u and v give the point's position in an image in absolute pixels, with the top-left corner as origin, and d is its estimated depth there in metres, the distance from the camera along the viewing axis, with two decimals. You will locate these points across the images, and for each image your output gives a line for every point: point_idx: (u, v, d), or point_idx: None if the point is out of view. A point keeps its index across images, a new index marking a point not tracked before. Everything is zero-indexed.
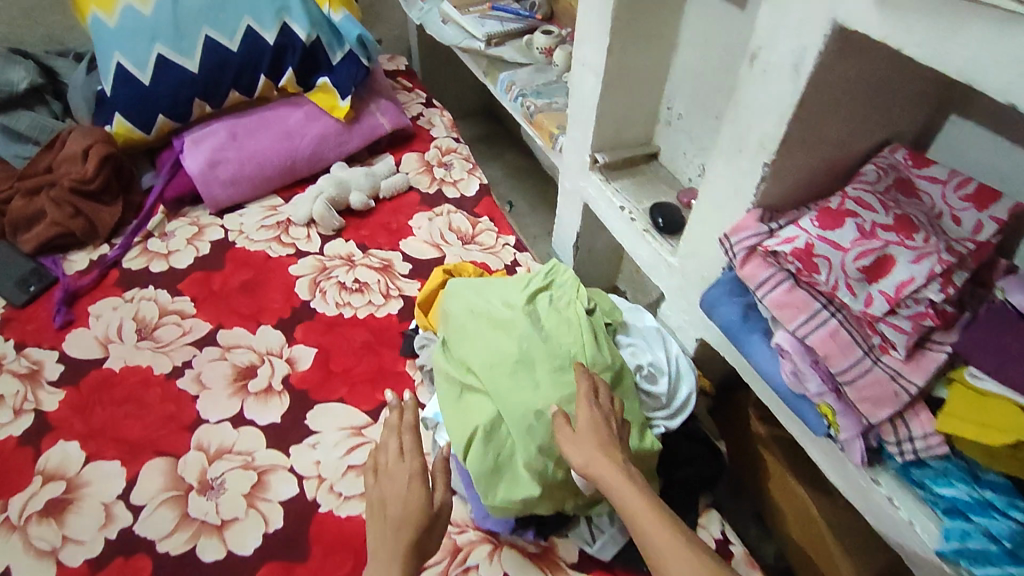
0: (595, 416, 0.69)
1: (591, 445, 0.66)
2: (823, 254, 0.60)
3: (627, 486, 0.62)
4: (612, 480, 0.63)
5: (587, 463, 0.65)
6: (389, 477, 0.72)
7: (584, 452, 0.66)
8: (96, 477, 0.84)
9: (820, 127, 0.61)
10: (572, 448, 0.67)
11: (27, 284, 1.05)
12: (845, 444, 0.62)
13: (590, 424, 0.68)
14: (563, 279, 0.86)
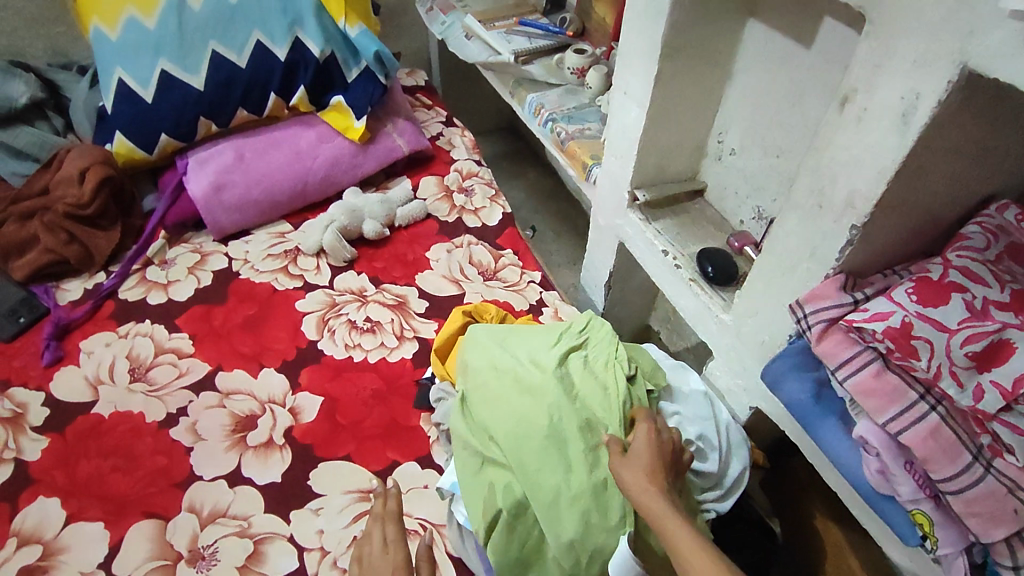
0: (653, 441, 0.63)
1: (643, 467, 0.61)
2: (924, 336, 0.50)
3: (679, 525, 0.56)
4: (666, 521, 0.57)
5: (637, 492, 0.60)
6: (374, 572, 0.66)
7: (637, 473, 0.61)
8: (76, 541, 0.74)
9: (920, 183, 0.51)
10: (627, 472, 0.61)
11: (16, 315, 0.97)
12: (942, 558, 0.53)
13: (645, 449, 0.63)
14: (600, 334, 0.77)
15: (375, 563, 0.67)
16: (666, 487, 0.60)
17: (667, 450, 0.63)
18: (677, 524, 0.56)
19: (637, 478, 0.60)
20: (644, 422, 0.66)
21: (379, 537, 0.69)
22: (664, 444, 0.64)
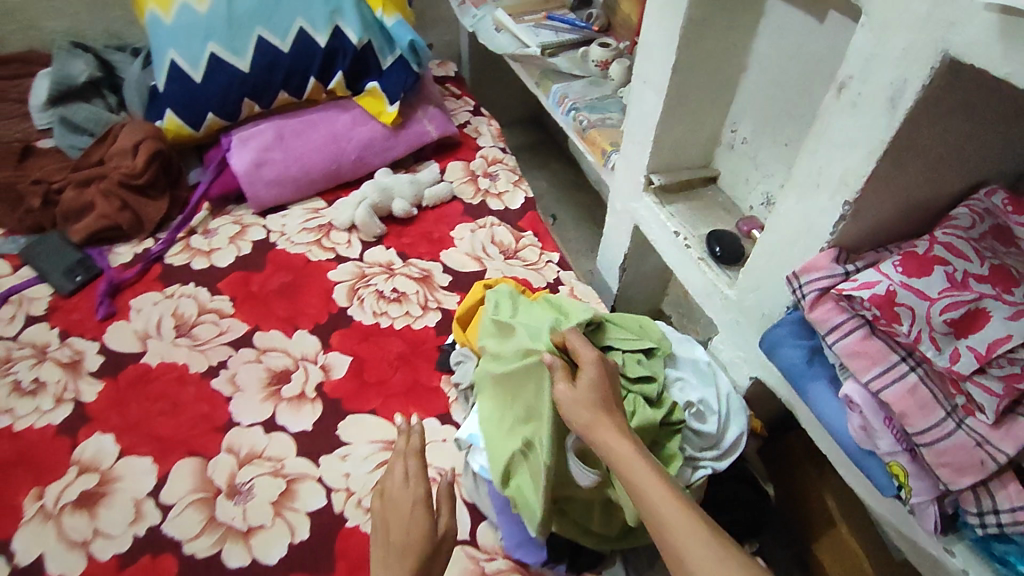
0: (599, 375, 0.68)
1: (593, 402, 0.66)
2: (906, 303, 0.55)
3: (620, 439, 0.62)
4: (606, 436, 0.63)
5: (582, 414, 0.65)
6: (397, 502, 0.71)
7: (592, 407, 0.65)
8: (128, 472, 0.82)
9: (908, 165, 0.56)
10: (569, 400, 0.67)
11: (73, 274, 1.05)
12: (916, 508, 0.58)
13: (593, 379, 0.68)
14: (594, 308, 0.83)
15: (398, 492, 0.72)
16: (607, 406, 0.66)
17: (608, 378, 0.69)
18: (633, 453, 0.61)
19: (591, 412, 0.65)
20: (589, 352, 0.71)
21: (401, 471, 0.74)
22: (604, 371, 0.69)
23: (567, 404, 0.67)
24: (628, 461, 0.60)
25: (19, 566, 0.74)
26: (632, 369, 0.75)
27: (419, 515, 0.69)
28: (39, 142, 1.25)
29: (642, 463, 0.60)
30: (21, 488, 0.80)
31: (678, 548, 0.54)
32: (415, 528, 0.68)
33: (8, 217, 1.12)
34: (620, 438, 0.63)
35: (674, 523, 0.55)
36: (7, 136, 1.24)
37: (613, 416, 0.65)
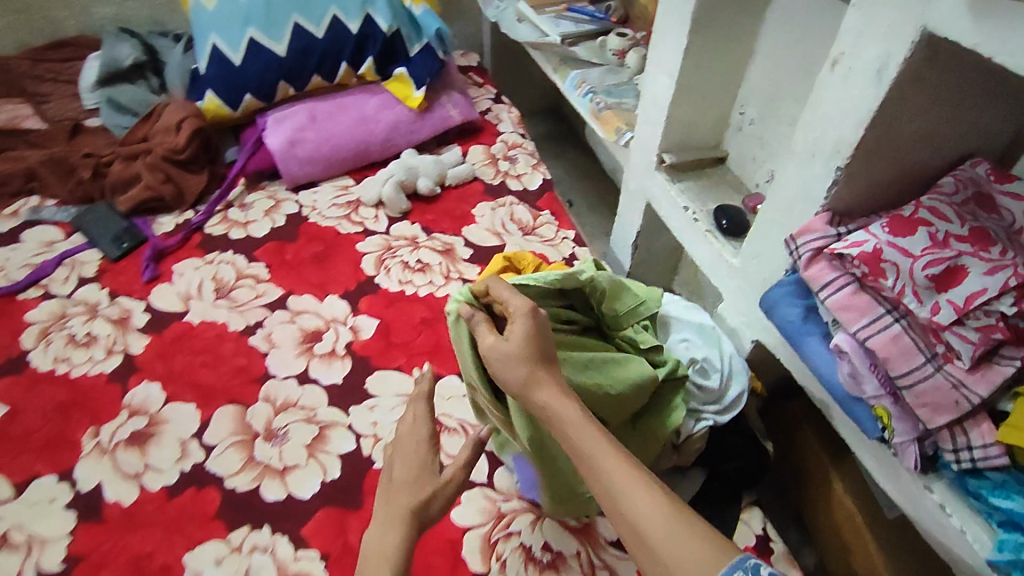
0: (528, 331, 0.66)
1: (525, 361, 0.65)
2: (891, 260, 0.61)
3: (561, 399, 0.63)
4: (546, 395, 0.63)
5: (516, 376, 0.64)
6: (407, 444, 0.76)
7: (526, 365, 0.64)
8: (175, 416, 0.90)
9: (895, 135, 0.62)
10: (502, 363, 0.66)
11: (121, 241, 1.13)
12: (898, 448, 0.63)
13: (524, 335, 0.66)
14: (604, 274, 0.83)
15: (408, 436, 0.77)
16: (543, 363, 0.65)
17: (537, 327, 0.67)
18: (575, 412, 0.61)
19: (525, 372, 0.64)
20: (519, 307, 0.68)
21: (414, 417, 0.78)
22: (535, 321, 0.67)
23: (500, 363, 0.66)
24: (565, 418, 0.61)
25: (80, 492, 0.82)
26: (642, 337, 0.80)
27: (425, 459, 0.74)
28: (87, 120, 1.34)
29: (583, 422, 0.60)
30: (81, 426, 0.89)
31: (623, 507, 0.54)
32: (420, 469, 0.73)
33: (61, 187, 1.21)
34: (559, 397, 0.63)
35: (619, 480, 0.56)
36: (58, 114, 1.33)
37: (547, 372, 0.64)
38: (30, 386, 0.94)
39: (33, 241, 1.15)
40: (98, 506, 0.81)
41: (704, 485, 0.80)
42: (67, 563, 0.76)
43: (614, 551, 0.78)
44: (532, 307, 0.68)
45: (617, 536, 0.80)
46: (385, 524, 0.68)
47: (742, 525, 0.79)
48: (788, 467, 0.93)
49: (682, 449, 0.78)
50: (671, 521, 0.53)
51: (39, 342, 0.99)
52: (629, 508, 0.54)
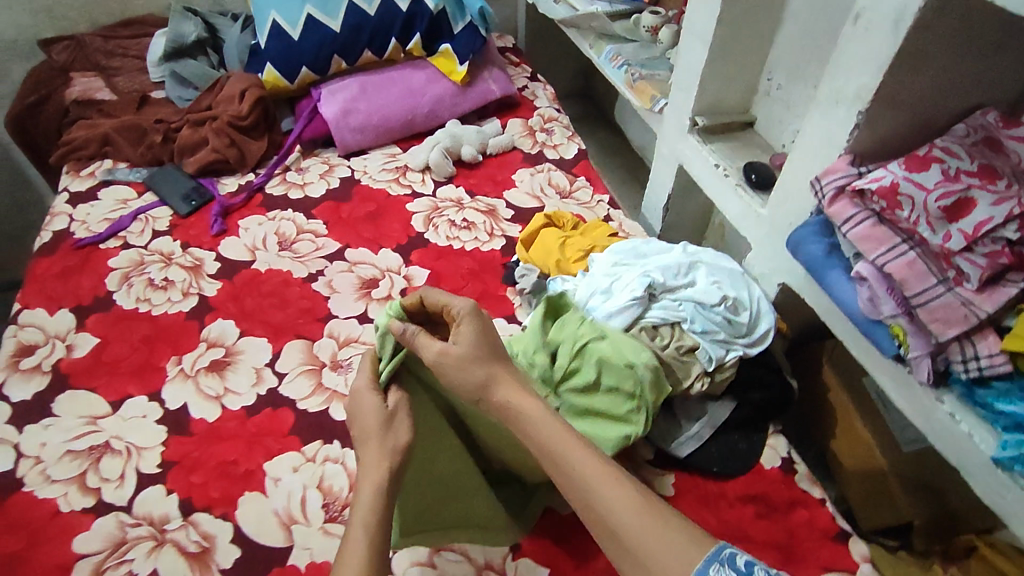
0: (478, 329, 0.75)
1: (482, 358, 0.73)
2: (907, 193, 0.68)
3: (522, 395, 0.71)
4: (508, 391, 0.71)
5: (477, 374, 0.72)
6: (375, 420, 0.73)
7: (484, 366, 0.72)
8: (248, 347, 0.99)
9: (910, 84, 0.70)
10: (459, 362, 0.72)
11: (190, 199, 1.23)
12: (913, 363, 0.71)
13: (472, 334, 0.74)
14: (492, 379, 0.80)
15: (373, 409, 0.74)
16: (500, 362, 0.74)
17: (484, 328, 0.76)
18: (538, 409, 0.69)
19: (486, 370, 0.72)
20: (465, 313, 0.76)
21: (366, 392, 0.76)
22: (480, 321, 0.76)
23: (454, 364, 0.72)
24: (529, 410, 0.69)
25: (169, 409, 0.92)
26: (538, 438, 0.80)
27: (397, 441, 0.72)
28: (153, 91, 1.44)
29: (550, 419, 0.68)
30: (164, 355, 0.99)
31: (596, 501, 0.61)
32: (386, 447, 0.71)
33: (132, 151, 1.31)
34: (520, 395, 0.71)
35: (586, 472, 0.63)
36: (127, 86, 1.43)
37: (504, 370, 0.73)
38: (116, 321, 1.04)
39: (109, 199, 1.25)
40: (186, 421, 0.90)
41: (733, 411, 0.87)
42: (162, 467, 0.86)
43: (652, 468, 0.85)
44: (476, 309, 0.77)
45: (654, 455, 0.86)
46: (357, 503, 0.67)
47: (768, 448, 0.87)
48: (816, 403, 1.01)
49: (714, 376, 0.85)
50: (641, 511, 0.60)
51: (122, 285, 1.09)
52: (599, 497, 0.61)
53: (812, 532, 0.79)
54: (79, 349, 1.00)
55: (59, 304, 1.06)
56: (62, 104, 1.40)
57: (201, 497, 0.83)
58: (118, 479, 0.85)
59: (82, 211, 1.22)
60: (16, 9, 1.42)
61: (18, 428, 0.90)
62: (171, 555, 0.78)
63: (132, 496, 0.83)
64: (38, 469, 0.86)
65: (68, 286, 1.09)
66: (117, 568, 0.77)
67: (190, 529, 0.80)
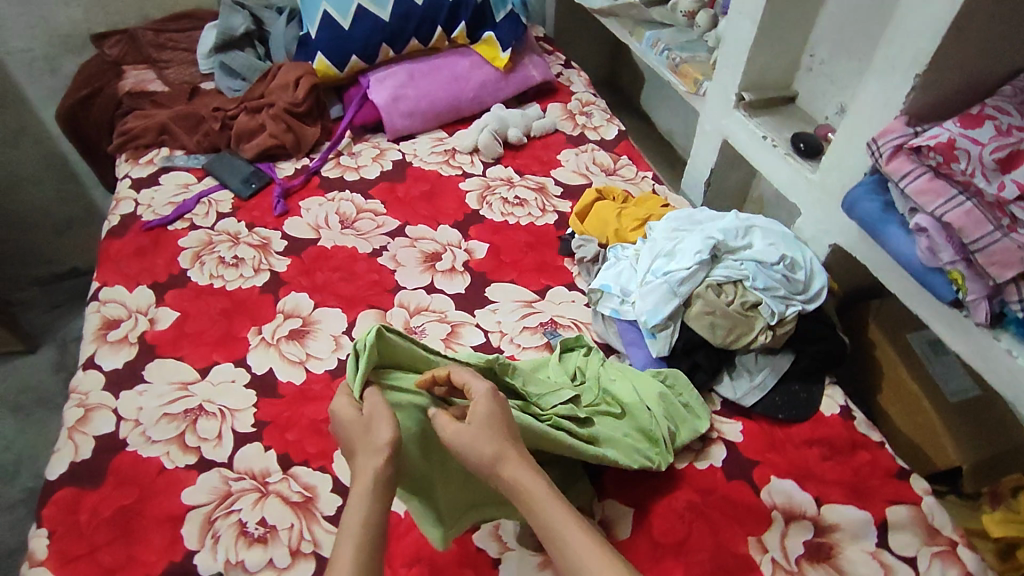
0: (494, 407, 0.70)
1: (501, 437, 0.68)
2: (962, 147, 0.74)
3: (528, 473, 0.66)
4: (515, 469, 0.66)
5: (486, 454, 0.67)
6: (370, 432, 0.70)
7: (496, 441, 0.67)
8: (324, 317, 1.05)
9: (963, 49, 0.76)
10: (470, 437, 0.68)
11: (250, 182, 1.28)
12: (970, 305, 0.77)
13: (486, 416, 0.69)
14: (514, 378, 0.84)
15: (357, 421, 0.72)
16: (515, 443, 0.69)
17: (500, 411, 0.70)
18: (544, 489, 0.64)
19: (497, 447, 0.67)
20: (480, 388, 0.72)
21: (345, 406, 0.74)
22: (497, 401, 0.71)
23: (469, 437, 0.68)
24: (534, 493, 0.64)
25: (256, 374, 0.97)
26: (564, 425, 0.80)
27: (384, 445, 0.69)
28: (203, 83, 1.48)
29: (554, 504, 0.63)
30: (244, 326, 1.04)
31: None
32: (369, 449, 0.69)
33: (188, 139, 1.35)
34: (527, 472, 0.66)
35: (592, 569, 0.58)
36: (178, 78, 1.47)
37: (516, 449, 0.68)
38: (193, 295, 1.08)
39: (171, 183, 1.29)
40: (274, 385, 0.96)
41: (792, 363, 0.93)
42: (257, 426, 0.91)
43: (719, 417, 0.91)
44: (497, 390, 0.72)
45: (720, 406, 0.92)
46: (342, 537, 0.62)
47: (827, 397, 0.92)
48: (862, 360, 1.05)
49: (776, 330, 0.90)
50: None
51: (194, 263, 1.14)
52: None
53: (874, 471, 0.85)
54: (162, 322, 1.04)
55: (137, 281, 1.11)
56: (115, 96, 1.44)
57: (299, 453, 0.88)
58: (215, 439, 0.89)
59: (146, 196, 1.26)
60: (71, 5, 1.47)
61: (115, 394, 0.95)
62: (276, 504, 0.83)
63: (232, 453, 0.88)
64: (138, 431, 0.90)
65: (143, 265, 1.14)
66: (226, 517, 0.82)
67: (291, 481, 0.85)
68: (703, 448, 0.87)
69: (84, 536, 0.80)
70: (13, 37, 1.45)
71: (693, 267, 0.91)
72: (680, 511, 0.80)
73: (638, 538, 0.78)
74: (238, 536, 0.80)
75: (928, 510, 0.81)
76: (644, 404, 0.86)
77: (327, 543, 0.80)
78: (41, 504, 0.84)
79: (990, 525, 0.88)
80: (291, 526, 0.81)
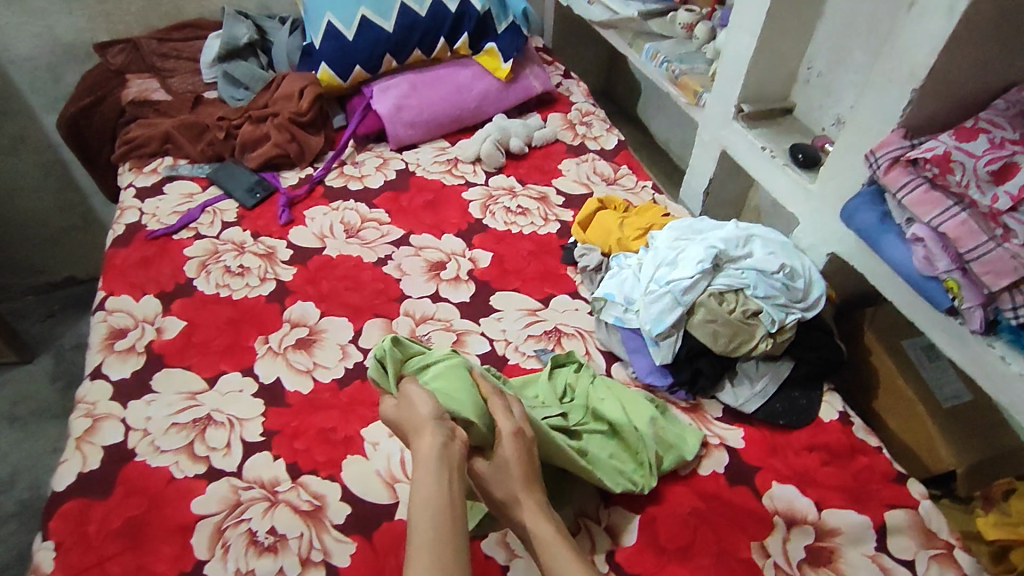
0: (518, 452, 0.76)
1: (520, 482, 0.74)
2: (959, 160, 0.76)
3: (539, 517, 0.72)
4: (526, 513, 0.72)
5: (504, 495, 0.73)
6: (414, 411, 0.77)
7: (512, 487, 0.73)
8: (331, 326, 1.06)
9: (957, 65, 0.79)
10: (495, 481, 0.74)
11: (254, 191, 1.29)
12: (965, 313, 0.79)
13: (512, 459, 0.75)
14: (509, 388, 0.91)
15: (399, 412, 0.79)
16: (530, 485, 0.74)
17: (523, 453, 0.76)
18: (553, 536, 0.70)
19: (511, 493, 0.73)
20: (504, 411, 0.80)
21: (390, 404, 0.81)
22: (520, 452, 0.76)
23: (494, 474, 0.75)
24: (542, 538, 0.70)
25: (263, 383, 0.98)
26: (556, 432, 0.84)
27: (430, 417, 0.75)
28: (206, 92, 1.49)
29: (562, 553, 0.69)
30: (251, 335, 1.05)
31: None
32: (420, 427, 0.75)
33: (192, 148, 1.36)
34: (541, 518, 0.72)
35: None
36: (181, 87, 1.48)
37: (531, 494, 0.74)
38: (200, 305, 1.09)
39: (175, 193, 1.30)
40: (282, 394, 0.97)
41: (793, 370, 0.95)
42: (265, 436, 0.92)
43: (720, 423, 0.92)
44: (518, 433, 0.77)
45: (722, 413, 0.94)
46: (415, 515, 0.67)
47: (826, 403, 0.94)
48: (858, 367, 1.07)
49: (776, 337, 0.92)
50: None
51: (200, 272, 1.15)
52: None
53: (873, 475, 0.87)
54: (168, 331, 1.05)
55: (143, 291, 1.12)
56: (119, 105, 1.46)
57: (308, 461, 0.89)
58: (224, 448, 0.90)
59: (151, 205, 1.27)
60: (74, 15, 1.48)
61: (123, 404, 0.95)
62: (286, 513, 0.84)
63: (240, 462, 0.89)
64: (147, 441, 0.91)
65: (149, 275, 1.14)
66: (236, 527, 0.82)
67: (300, 490, 0.86)
68: (705, 455, 0.88)
69: (94, 547, 0.81)
70: (16, 47, 1.46)
71: (696, 275, 0.93)
72: (684, 516, 0.82)
73: (643, 543, 0.79)
74: (249, 545, 0.81)
75: (926, 513, 0.83)
76: (633, 423, 0.87)
77: (337, 552, 0.81)
78: (49, 515, 0.84)
79: (986, 527, 0.88)
80: (301, 535, 0.82)
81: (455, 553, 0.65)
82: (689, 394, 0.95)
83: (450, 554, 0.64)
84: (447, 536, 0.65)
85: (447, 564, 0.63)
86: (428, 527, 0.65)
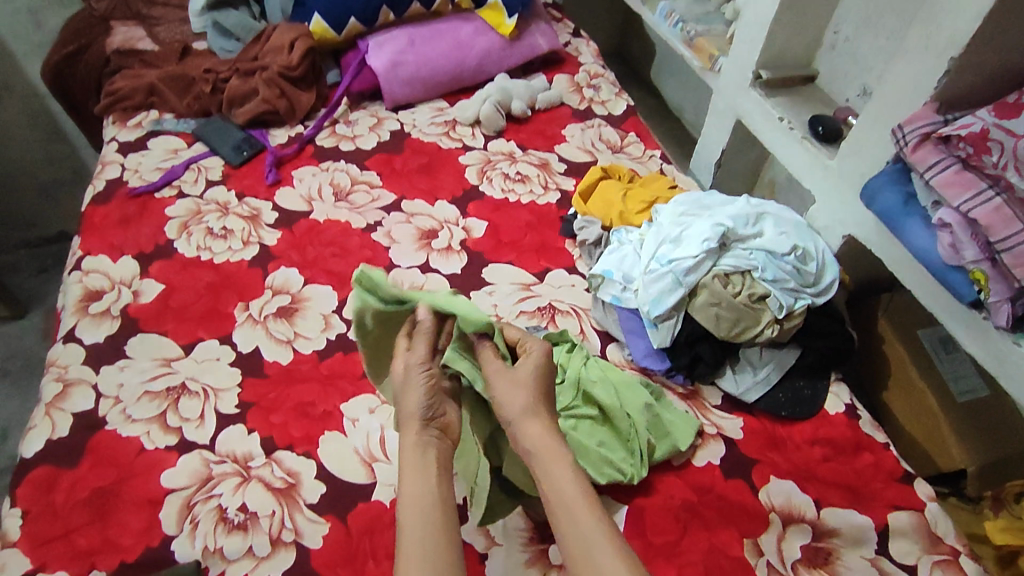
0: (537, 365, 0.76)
1: (524, 403, 0.72)
2: (997, 139, 0.68)
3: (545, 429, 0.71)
4: (532, 432, 0.70)
5: (514, 405, 0.72)
6: (402, 402, 0.72)
7: (525, 397, 0.72)
8: (314, 295, 1.01)
9: (1001, 33, 0.71)
10: (504, 386, 0.73)
11: (241, 149, 1.22)
12: (991, 308, 0.73)
13: (528, 375, 0.74)
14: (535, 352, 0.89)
15: (404, 384, 0.73)
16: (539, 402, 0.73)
17: (544, 371, 0.76)
18: (561, 455, 0.69)
19: (523, 406, 0.71)
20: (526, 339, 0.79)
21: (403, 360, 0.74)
22: (547, 363, 0.77)
23: (506, 385, 0.73)
24: (548, 456, 0.69)
25: (241, 353, 0.94)
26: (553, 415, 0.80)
27: (416, 417, 0.71)
28: (195, 43, 1.42)
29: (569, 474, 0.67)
30: (230, 301, 1.00)
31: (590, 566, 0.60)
32: (410, 423, 0.70)
33: (178, 101, 1.29)
34: (548, 436, 0.71)
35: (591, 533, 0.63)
36: (169, 37, 1.42)
37: (540, 417, 0.72)
38: (180, 268, 1.04)
39: (159, 148, 1.23)
40: (260, 364, 0.92)
41: (799, 358, 0.90)
42: (240, 408, 0.88)
43: (718, 413, 0.87)
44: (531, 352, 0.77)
45: (721, 401, 0.89)
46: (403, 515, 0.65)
47: (832, 396, 0.89)
48: (869, 355, 1.01)
49: (783, 324, 0.86)
50: None
51: (180, 233, 1.09)
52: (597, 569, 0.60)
53: (877, 474, 0.82)
54: (145, 295, 1.01)
55: (121, 251, 1.07)
56: (103, 53, 1.38)
57: (284, 437, 0.85)
58: (197, 419, 0.86)
59: (133, 160, 1.21)
60: None
61: (96, 369, 0.91)
62: (258, 491, 0.80)
63: (214, 435, 0.85)
64: (118, 409, 0.87)
65: (127, 234, 1.09)
66: (206, 502, 0.79)
67: (274, 466, 0.83)
68: (701, 445, 0.84)
69: (60, 517, 0.78)
70: None
71: (700, 255, 0.87)
72: (674, 510, 0.77)
73: (631, 534, 0.75)
74: (217, 523, 0.77)
75: (932, 516, 0.79)
76: (624, 410, 0.83)
77: (310, 533, 0.77)
78: (16, 483, 0.81)
79: (991, 531, 0.88)
80: (273, 513, 0.78)
81: (450, 542, 0.63)
82: (688, 379, 0.90)
83: (444, 546, 0.62)
84: (441, 526, 0.64)
85: (439, 550, 0.61)
86: (419, 523, 0.63)
